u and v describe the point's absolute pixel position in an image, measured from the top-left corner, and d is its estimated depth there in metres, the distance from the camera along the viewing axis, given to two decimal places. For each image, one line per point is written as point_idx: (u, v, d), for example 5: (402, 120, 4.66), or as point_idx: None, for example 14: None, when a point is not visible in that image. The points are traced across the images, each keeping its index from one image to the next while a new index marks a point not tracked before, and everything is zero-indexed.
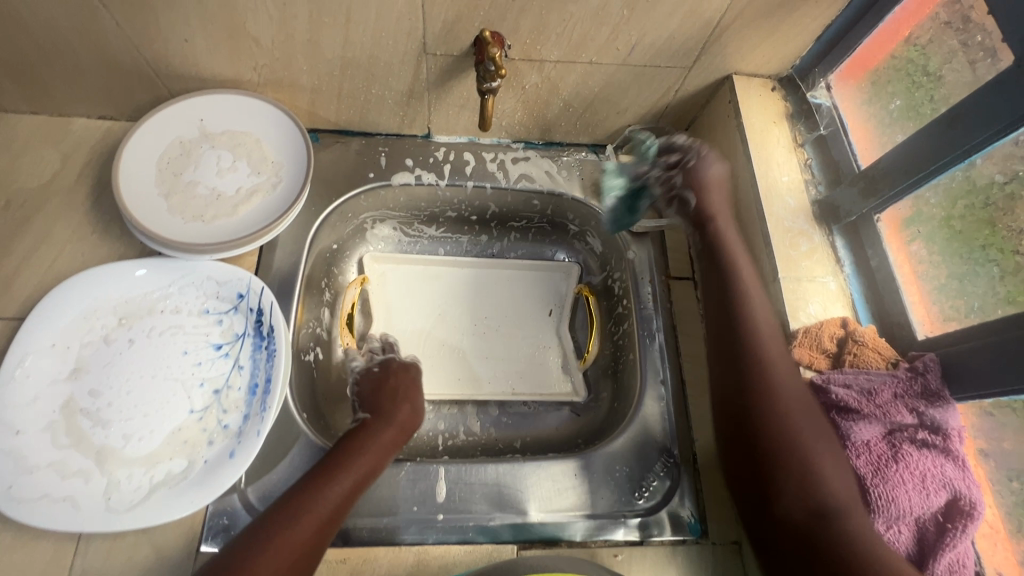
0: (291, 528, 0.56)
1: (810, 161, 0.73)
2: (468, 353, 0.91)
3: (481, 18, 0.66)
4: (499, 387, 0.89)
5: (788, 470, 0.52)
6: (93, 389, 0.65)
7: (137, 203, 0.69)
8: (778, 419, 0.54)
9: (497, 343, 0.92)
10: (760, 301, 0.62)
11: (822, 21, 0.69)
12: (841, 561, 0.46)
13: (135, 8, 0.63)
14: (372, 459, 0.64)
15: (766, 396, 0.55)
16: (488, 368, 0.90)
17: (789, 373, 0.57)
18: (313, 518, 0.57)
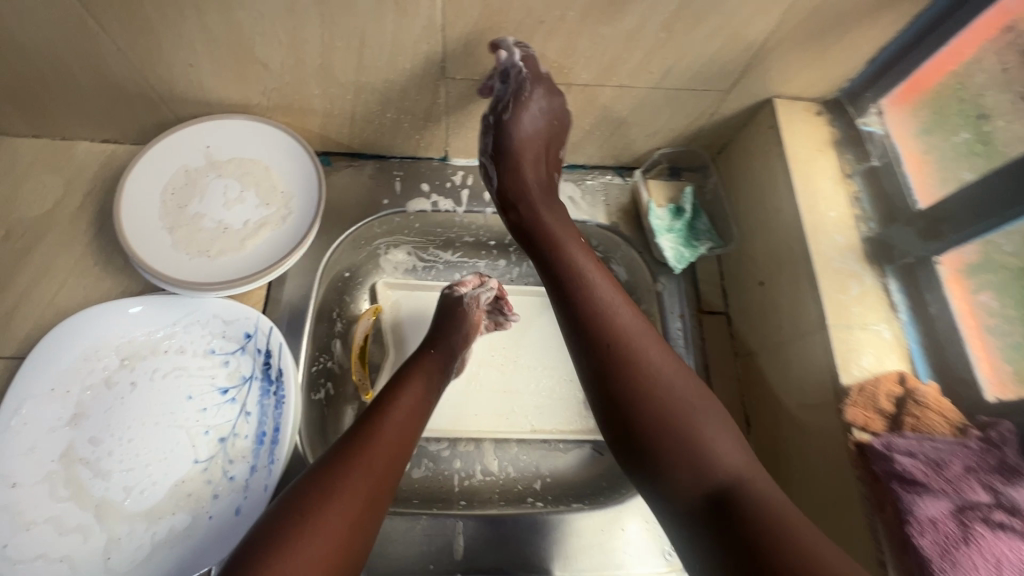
0: (349, 477, 0.53)
1: (859, 195, 0.67)
2: (485, 386, 0.86)
3: (505, 41, 0.61)
4: (518, 424, 0.84)
5: (684, 444, 0.51)
6: (93, 437, 0.62)
7: (141, 240, 0.66)
8: (646, 396, 0.54)
9: (516, 376, 0.87)
10: (596, 279, 0.62)
11: (878, 43, 0.63)
12: (752, 534, 0.44)
13: (137, 32, 0.59)
14: (403, 425, 0.60)
15: (620, 375, 0.55)
16: (507, 403, 0.85)
17: (651, 348, 0.57)
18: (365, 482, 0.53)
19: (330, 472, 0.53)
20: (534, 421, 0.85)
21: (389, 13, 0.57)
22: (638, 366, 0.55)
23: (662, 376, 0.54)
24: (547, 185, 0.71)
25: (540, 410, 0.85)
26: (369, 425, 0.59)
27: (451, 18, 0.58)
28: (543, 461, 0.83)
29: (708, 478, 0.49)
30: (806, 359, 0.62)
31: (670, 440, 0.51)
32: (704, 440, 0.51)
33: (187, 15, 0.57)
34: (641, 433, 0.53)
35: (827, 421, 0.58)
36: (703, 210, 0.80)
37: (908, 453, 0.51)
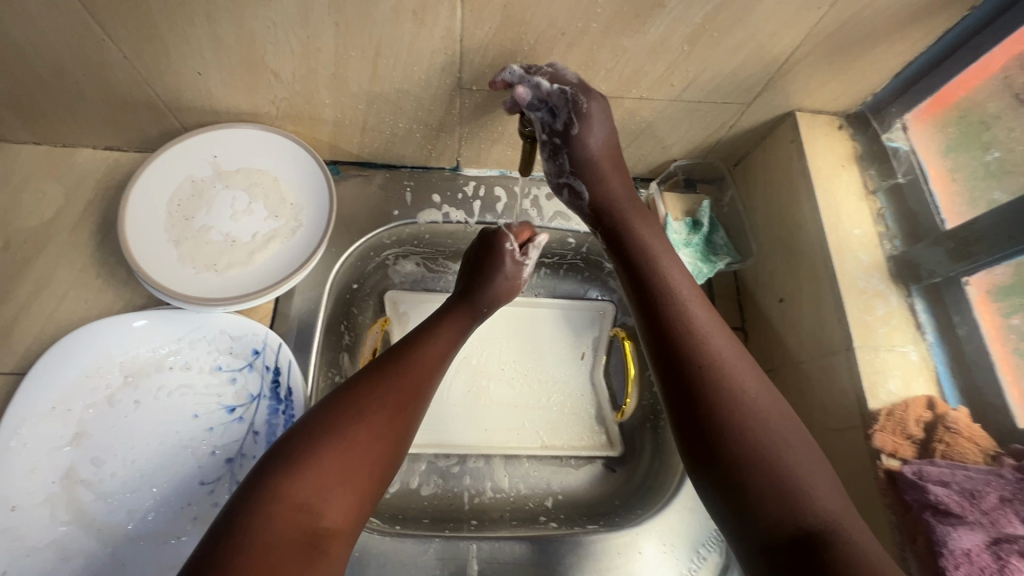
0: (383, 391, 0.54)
1: (883, 211, 0.67)
2: (496, 400, 0.84)
3: (524, 52, 0.59)
4: (529, 440, 0.82)
5: (773, 473, 0.48)
6: (95, 457, 0.60)
7: (146, 253, 0.64)
8: (742, 423, 0.50)
9: (527, 391, 0.85)
10: (693, 302, 0.58)
11: (905, 57, 0.61)
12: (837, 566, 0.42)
13: (144, 40, 0.57)
14: (443, 349, 0.61)
15: (722, 399, 0.51)
16: (518, 418, 0.83)
17: (749, 374, 0.53)
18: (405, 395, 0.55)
19: (374, 382, 0.54)
20: (545, 436, 0.83)
21: (407, 23, 0.56)
22: (732, 392, 0.52)
23: (769, 407, 0.51)
24: (635, 198, 0.68)
25: (551, 425, 0.84)
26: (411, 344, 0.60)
27: (470, 28, 0.56)
28: (554, 477, 0.81)
29: (800, 509, 0.46)
30: (828, 381, 0.61)
31: (759, 466, 0.48)
32: (800, 474, 0.48)
33: (197, 23, 0.55)
34: (724, 456, 0.50)
35: (853, 445, 0.57)
36: (721, 223, 0.79)
37: (941, 482, 0.49)
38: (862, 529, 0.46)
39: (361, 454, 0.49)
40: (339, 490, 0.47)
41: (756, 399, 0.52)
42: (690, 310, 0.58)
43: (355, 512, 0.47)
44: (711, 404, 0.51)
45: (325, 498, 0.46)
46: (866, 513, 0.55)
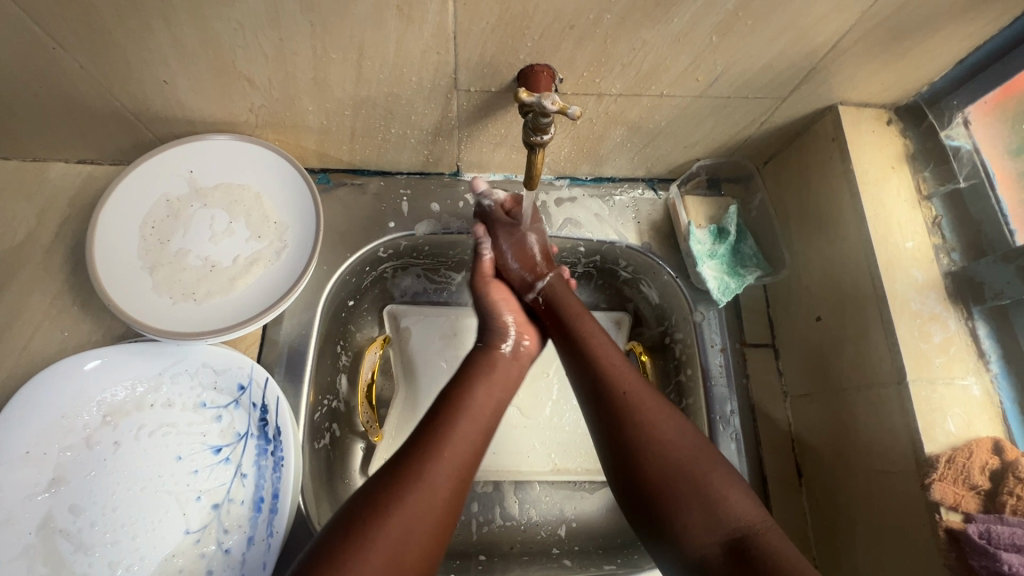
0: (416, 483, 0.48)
1: (939, 220, 0.58)
2: (502, 418, 0.79)
3: (528, 49, 0.52)
4: (539, 462, 0.77)
5: (691, 492, 0.49)
6: (73, 505, 0.56)
7: (117, 282, 0.58)
8: (643, 442, 0.52)
9: (539, 408, 0.80)
10: (593, 326, 0.62)
11: (973, 41, 0.53)
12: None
13: (100, 48, 0.51)
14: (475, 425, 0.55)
15: (627, 421, 0.54)
16: (529, 438, 0.78)
17: (651, 393, 0.56)
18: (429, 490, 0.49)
19: (402, 471, 0.49)
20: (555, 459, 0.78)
21: (391, 21, 0.48)
22: (638, 420, 0.53)
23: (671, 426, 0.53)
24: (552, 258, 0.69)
25: (564, 445, 0.79)
26: (451, 409, 0.55)
27: (465, 24, 0.49)
28: (567, 502, 0.77)
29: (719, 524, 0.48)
30: (876, 415, 0.54)
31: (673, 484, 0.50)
32: (718, 485, 0.50)
33: (155, 27, 0.49)
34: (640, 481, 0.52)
35: (906, 491, 0.51)
36: (749, 230, 0.72)
37: (1014, 547, 0.43)
38: (776, 533, 0.47)
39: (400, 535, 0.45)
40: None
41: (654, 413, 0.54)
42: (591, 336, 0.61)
43: None
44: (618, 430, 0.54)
45: None
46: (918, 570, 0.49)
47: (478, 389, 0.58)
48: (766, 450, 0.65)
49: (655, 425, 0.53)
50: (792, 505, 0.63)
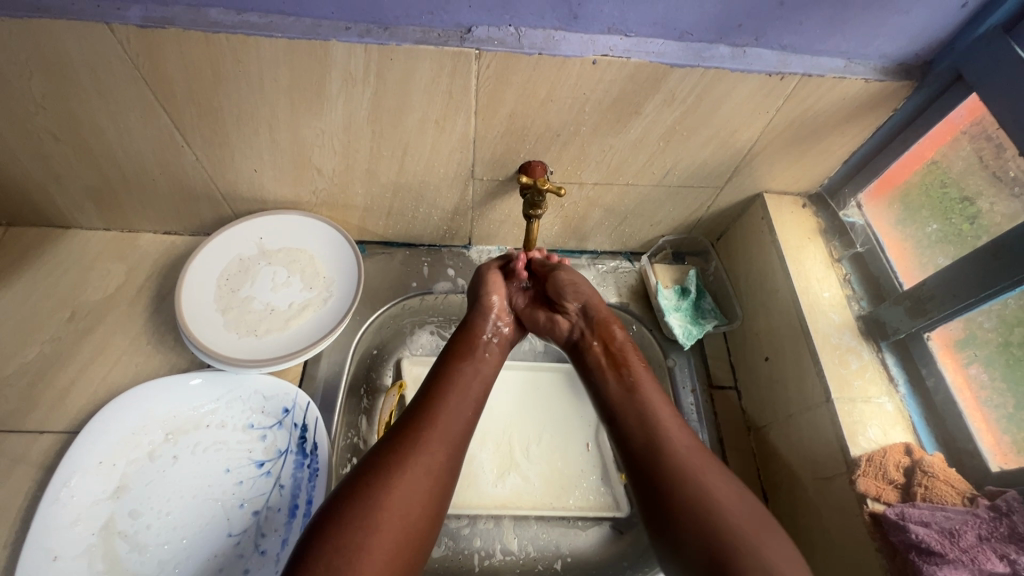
0: (418, 452, 0.56)
1: (849, 277, 0.76)
2: (492, 469, 0.86)
3: (527, 149, 0.71)
4: (534, 496, 0.85)
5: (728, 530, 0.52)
6: (134, 510, 0.65)
7: (197, 320, 0.73)
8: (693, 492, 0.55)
9: (532, 451, 0.89)
10: (663, 419, 0.62)
11: (849, 148, 0.73)
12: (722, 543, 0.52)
13: (215, 146, 0.70)
14: (464, 401, 0.63)
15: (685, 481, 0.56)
16: (524, 476, 0.86)
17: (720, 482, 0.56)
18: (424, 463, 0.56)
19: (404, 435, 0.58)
20: (550, 495, 0.85)
21: (430, 130, 0.68)
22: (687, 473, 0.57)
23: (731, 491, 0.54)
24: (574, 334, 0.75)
25: (557, 484, 0.86)
26: (440, 385, 0.64)
27: (482, 133, 0.68)
28: (564, 535, 0.83)
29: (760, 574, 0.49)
30: (815, 431, 0.66)
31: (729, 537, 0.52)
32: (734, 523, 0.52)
33: (261, 131, 0.68)
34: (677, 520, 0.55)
35: (843, 489, 0.61)
36: (707, 291, 0.88)
37: (922, 522, 0.53)
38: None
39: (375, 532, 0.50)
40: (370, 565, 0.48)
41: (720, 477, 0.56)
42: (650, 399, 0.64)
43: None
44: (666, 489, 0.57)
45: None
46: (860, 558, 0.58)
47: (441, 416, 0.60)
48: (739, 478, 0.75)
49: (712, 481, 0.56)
50: None
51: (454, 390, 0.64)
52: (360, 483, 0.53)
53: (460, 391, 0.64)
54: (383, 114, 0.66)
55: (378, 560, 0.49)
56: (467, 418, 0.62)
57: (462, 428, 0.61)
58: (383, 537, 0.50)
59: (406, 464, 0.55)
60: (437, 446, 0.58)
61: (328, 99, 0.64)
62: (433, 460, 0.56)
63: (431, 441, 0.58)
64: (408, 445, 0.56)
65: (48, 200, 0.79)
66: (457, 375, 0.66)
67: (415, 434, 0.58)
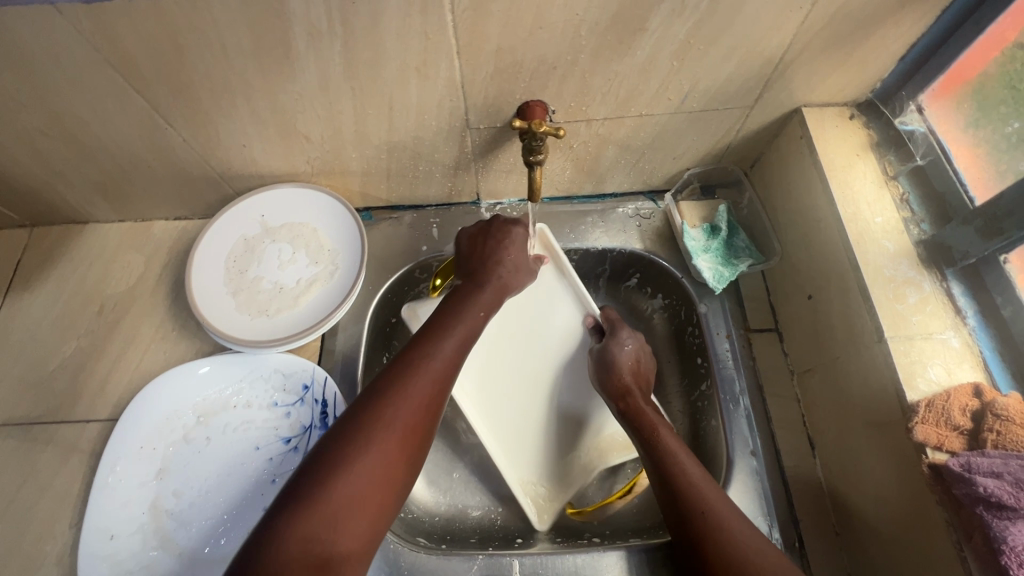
0: (411, 385, 0.54)
1: (906, 197, 0.65)
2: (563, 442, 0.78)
3: (523, 89, 0.64)
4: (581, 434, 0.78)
5: None
6: (176, 490, 0.68)
7: (210, 305, 0.74)
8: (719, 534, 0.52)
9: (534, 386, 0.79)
10: (697, 477, 0.57)
11: (907, 40, 0.60)
12: None
13: (199, 125, 0.67)
14: (463, 340, 0.61)
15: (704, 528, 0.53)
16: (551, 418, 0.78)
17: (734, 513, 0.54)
18: (414, 401, 0.53)
19: (397, 368, 0.55)
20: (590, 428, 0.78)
21: (412, 79, 0.62)
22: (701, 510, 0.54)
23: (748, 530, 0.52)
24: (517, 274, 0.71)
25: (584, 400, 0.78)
26: (446, 316, 0.62)
27: (469, 76, 0.62)
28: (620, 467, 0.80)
29: None
30: (866, 373, 0.60)
31: None
32: None
33: (238, 104, 0.64)
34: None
35: (899, 437, 0.55)
36: (740, 226, 0.80)
37: (992, 474, 0.47)
38: None
39: (364, 486, 0.47)
40: (354, 523, 0.46)
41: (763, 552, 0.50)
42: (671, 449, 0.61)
43: (367, 537, 0.47)
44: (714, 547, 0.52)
45: (337, 525, 0.45)
46: (920, 508, 0.53)
47: (435, 358, 0.57)
48: (778, 426, 0.69)
49: (729, 524, 0.52)
50: (807, 474, 0.67)
51: (455, 331, 0.61)
52: (352, 425, 0.50)
53: (460, 328, 0.61)
54: (358, 68, 0.60)
55: (361, 518, 0.46)
56: (459, 345, 0.60)
57: (454, 368, 0.59)
58: (369, 489, 0.48)
59: (398, 400, 0.52)
60: (429, 386, 0.55)
61: (297, 59, 0.58)
62: (421, 398, 0.54)
63: (420, 372, 0.55)
64: (403, 387, 0.54)
65: (58, 198, 0.80)
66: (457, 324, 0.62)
67: (405, 372, 0.55)
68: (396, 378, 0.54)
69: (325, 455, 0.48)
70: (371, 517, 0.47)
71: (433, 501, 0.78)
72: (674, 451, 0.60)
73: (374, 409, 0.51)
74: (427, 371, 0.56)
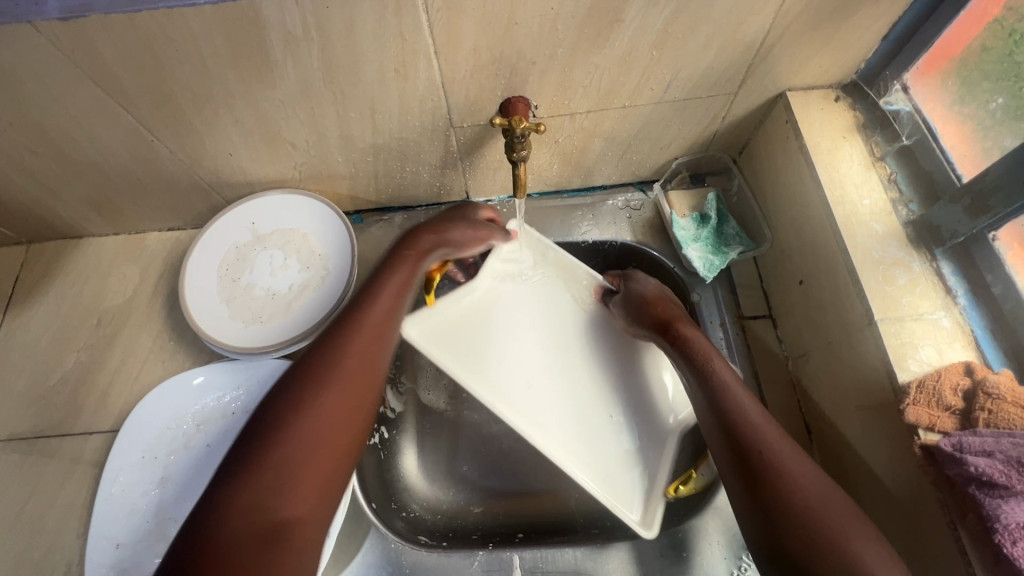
0: (351, 343, 0.52)
1: (894, 176, 0.65)
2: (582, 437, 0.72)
3: (503, 85, 0.64)
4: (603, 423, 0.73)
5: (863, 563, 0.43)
6: (179, 497, 0.69)
7: (204, 314, 0.74)
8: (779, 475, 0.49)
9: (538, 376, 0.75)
10: (759, 421, 0.53)
11: (888, 20, 0.60)
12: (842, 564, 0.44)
13: (184, 136, 0.68)
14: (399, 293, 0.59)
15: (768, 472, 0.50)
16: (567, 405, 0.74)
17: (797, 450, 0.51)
18: (353, 360, 0.51)
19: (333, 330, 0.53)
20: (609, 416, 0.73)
21: (392, 81, 0.62)
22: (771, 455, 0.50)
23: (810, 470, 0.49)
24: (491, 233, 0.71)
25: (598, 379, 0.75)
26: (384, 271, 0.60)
27: (449, 75, 0.62)
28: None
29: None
30: (857, 357, 0.59)
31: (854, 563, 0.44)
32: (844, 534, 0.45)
33: (221, 113, 0.65)
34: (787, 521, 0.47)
35: (892, 420, 0.55)
36: (731, 213, 0.80)
37: (984, 453, 0.47)
38: None
39: (304, 452, 0.45)
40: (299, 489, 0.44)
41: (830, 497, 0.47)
42: (730, 387, 0.56)
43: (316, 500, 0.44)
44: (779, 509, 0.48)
45: (279, 494, 0.43)
46: (916, 490, 0.53)
47: (373, 312, 0.55)
48: (774, 411, 0.69)
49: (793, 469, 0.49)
50: None
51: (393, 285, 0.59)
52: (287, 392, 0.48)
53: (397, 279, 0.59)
54: (336, 72, 0.60)
55: (310, 483, 0.44)
56: (398, 299, 0.58)
57: (394, 321, 0.57)
58: (312, 454, 0.45)
59: (333, 362, 0.50)
60: (366, 341, 0.53)
61: (276, 65, 0.58)
62: (361, 355, 0.52)
63: (357, 329, 0.53)
64: (341, 346, 0.52)
65: (52, 214, 0.81)
66: (389, 277, 0.59)
67: (342, 332, 0.53)
68: (334, 338, 0.52)
69: (267, 423, 0.46)
70: (318, 481, 0.45)
71: (436, 497, 0.78)
72: (729, 385, 0.56)
73: (309, 373, 0.49)
74: (364, 326, 0.54)
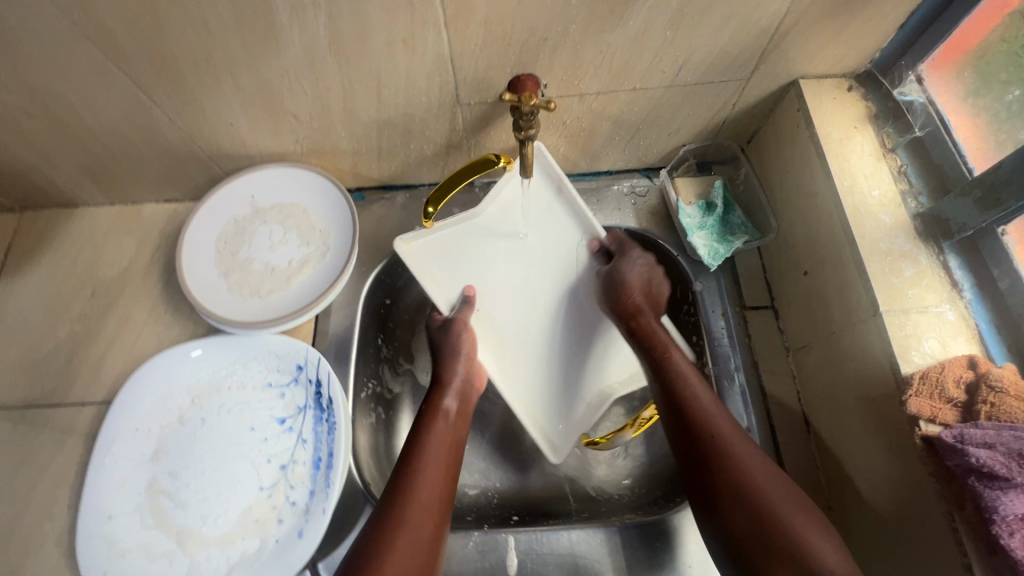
0: (435, 424, 0.63)
1: (904, 168, 0.64)
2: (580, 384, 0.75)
3: (513, 62, 0.63)
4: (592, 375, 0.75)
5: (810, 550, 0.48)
6: (172, 471, 0.68)
7: (202, 287, 0.73)
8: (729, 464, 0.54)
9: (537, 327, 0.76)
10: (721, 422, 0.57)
11: (907, 8, 0.59)
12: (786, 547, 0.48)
13: (184, 104, 0.66)
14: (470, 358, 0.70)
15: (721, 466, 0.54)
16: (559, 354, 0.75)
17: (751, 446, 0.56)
18: (439, 439, 0.62)
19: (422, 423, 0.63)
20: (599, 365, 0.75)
21: (399, 54, 0.61)
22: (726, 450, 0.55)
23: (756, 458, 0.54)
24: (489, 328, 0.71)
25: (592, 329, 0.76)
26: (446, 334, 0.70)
27: (458, 49, 0.60)
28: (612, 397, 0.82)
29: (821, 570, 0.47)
30: (860, 347, 0.59)
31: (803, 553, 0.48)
32: (786, 516, 0.50)
33: (223, 81, 0.63)
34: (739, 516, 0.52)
35: (893, 411, 0.55)
36: (737, 203, 0.79)
37: (985, 444, 0.47)
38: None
39: (416, 516, 0.54)
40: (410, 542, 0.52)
41: (778, 489, 0.52)
42: (687, 377, 0.62)
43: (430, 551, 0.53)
44: (731, 498, 0.53)
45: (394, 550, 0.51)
46: (912, 480, 0.53)
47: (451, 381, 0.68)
48: (773, 402, 0.69)
49: (739, 459, 0.54)
50: (801, 450, 0.67)
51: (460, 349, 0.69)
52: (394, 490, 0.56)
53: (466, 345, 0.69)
54: (343, 42, 0.59)
55: (424, 538, 0.53)
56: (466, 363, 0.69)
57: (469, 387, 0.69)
58: (421, 512, 0.55)
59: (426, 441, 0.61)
60: (452, 404, 0.66)
61: (281, 32, 0.57)
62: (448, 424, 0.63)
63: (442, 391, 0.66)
64: (428, 433, 0.62)
65: (46, 181, 0.79)
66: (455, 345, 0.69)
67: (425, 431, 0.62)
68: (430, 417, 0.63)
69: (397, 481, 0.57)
70: (430, 533, 0.54)
71: None
72: (687, 376, 0.62)
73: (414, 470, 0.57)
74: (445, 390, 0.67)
